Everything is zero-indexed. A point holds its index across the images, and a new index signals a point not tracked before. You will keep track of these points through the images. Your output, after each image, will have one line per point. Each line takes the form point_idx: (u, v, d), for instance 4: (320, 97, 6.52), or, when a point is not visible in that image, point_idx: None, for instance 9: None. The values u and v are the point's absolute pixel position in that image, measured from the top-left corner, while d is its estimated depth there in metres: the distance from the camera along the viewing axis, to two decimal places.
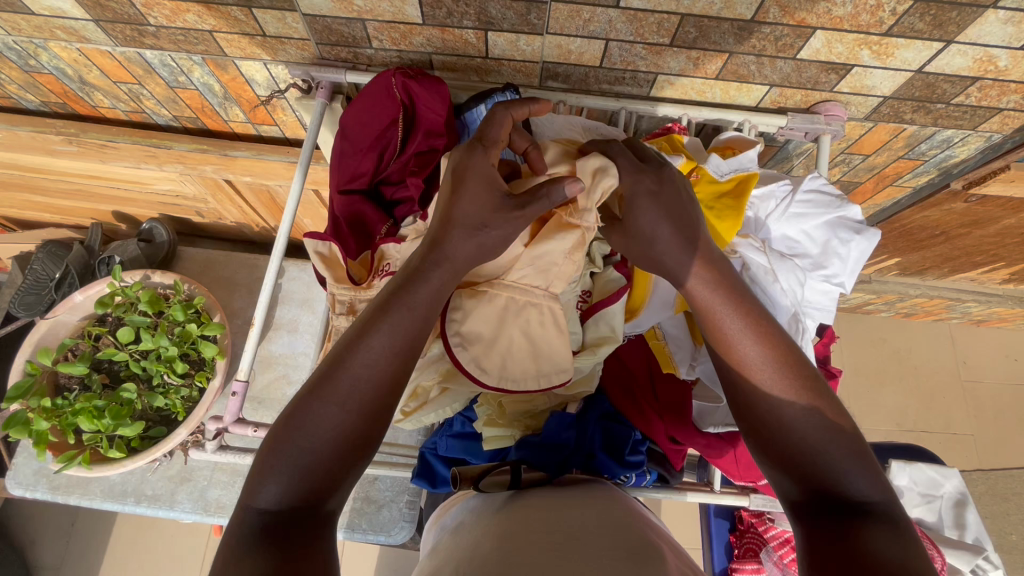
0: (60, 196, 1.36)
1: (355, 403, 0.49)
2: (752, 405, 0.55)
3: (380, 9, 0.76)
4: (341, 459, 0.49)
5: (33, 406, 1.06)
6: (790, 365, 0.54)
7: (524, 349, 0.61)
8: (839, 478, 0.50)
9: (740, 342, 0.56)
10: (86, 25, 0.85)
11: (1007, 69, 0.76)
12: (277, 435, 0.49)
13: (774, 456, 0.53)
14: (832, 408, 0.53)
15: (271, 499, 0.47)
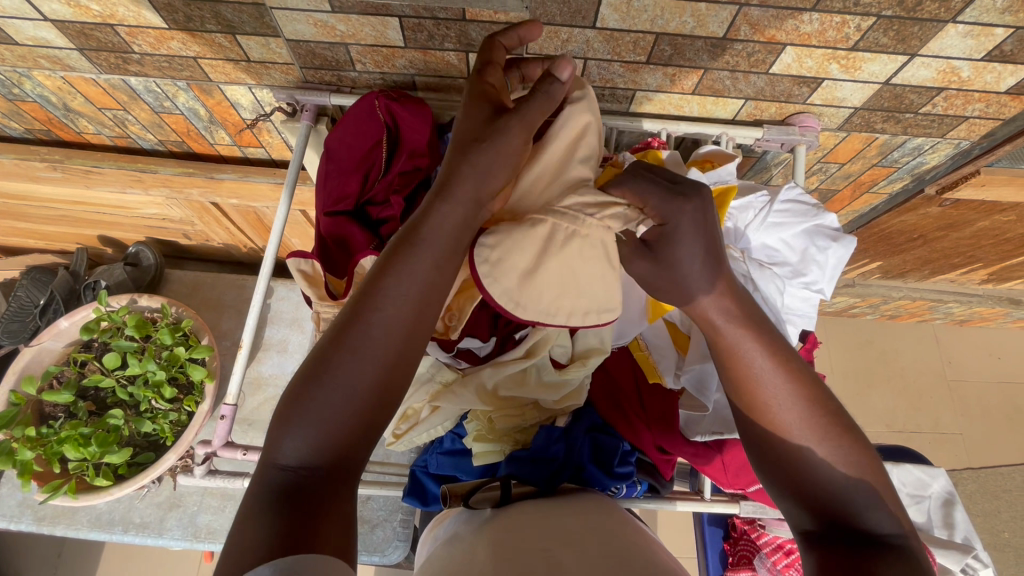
0: (45, 221, 1.35)
1: (375, 355, 0.49)
2: (774, 437, 0.55)
3: (363, 33, 0.77)
4: (359, 418, 0.49)
5: (18, 436, 1.05)
6: (814, 404, 0.54)
7: (566, 284, 0.58)
8: (857, 513, 0.51)
9: (769, 377, 0.56)
10: (70, 54, 0.85)
11: (970, 79, 0.79)
12: (301, 389, 0.48)
13: (790, 484, 0.54)
14: (858, 446, 0.53)
15: (291, 457, 0.47)
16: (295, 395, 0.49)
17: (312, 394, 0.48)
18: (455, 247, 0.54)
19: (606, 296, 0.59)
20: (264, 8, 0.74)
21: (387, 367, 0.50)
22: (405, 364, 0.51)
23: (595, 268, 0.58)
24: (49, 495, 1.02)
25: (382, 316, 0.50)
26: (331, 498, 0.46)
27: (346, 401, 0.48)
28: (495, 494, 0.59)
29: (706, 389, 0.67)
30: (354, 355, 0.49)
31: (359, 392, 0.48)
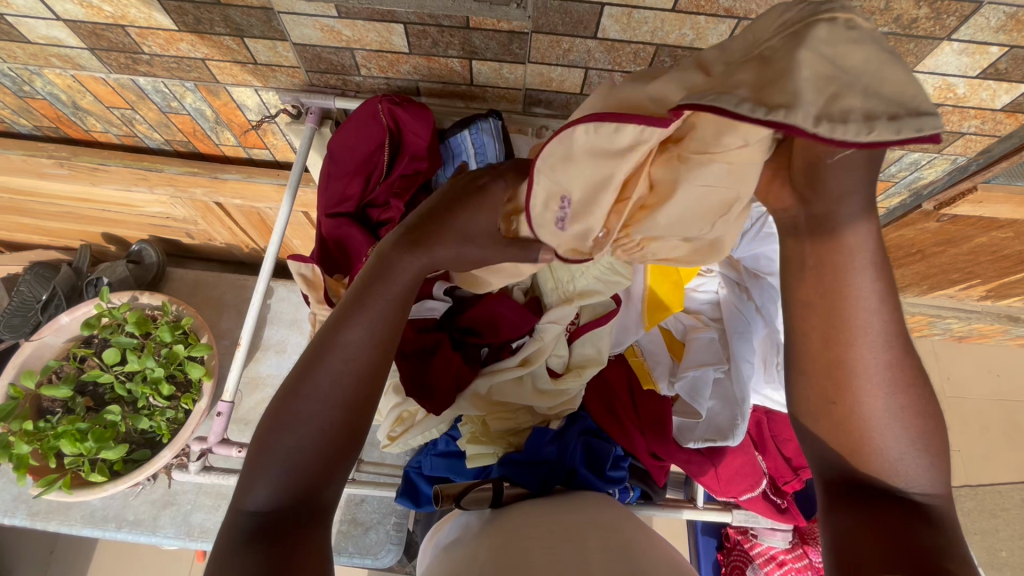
0: (50, 217, 1.37)
1: (337, 398, 0.50)
2: (845, 380, 0.48)
3: (368, 39, 0.78)
4: (332, 448, 0.50)
5: (15, 430, 1.05)
6: (901, 351, 0.48)
7: (833, 76, 0.37)
8: (901, 471, 0.48)
9: (868, 308, 0.47)
10: (81, 54, 0.87)
11: (965, 96, 0.80)
12: (262, 439, 0.49)
13: (841, 434, 0.49)
14: (926, 401, 0.48)
15: (260, 500, 0.47)
16: (259, 441, 0.50)
17: (269, 445, 0.49)
18: (404, 306, 0.55)
19: (908, 89, 0.37)
20: (272, 12, 0.75)
21: (345, 410, 0.51)
22: (369, 404, 0.53)
23: (870, 60, 0.37)
24: (44, 489, 1.02)
25: (341, 364, 0.51)
26: (304, 529, 0.47)
27: (307, 440, 0.49)
28: (487, 495, 0.60)
29: (699, 396, 0.70)
30: (320, 405, 0.50)
31: (324, 430, 0.50)
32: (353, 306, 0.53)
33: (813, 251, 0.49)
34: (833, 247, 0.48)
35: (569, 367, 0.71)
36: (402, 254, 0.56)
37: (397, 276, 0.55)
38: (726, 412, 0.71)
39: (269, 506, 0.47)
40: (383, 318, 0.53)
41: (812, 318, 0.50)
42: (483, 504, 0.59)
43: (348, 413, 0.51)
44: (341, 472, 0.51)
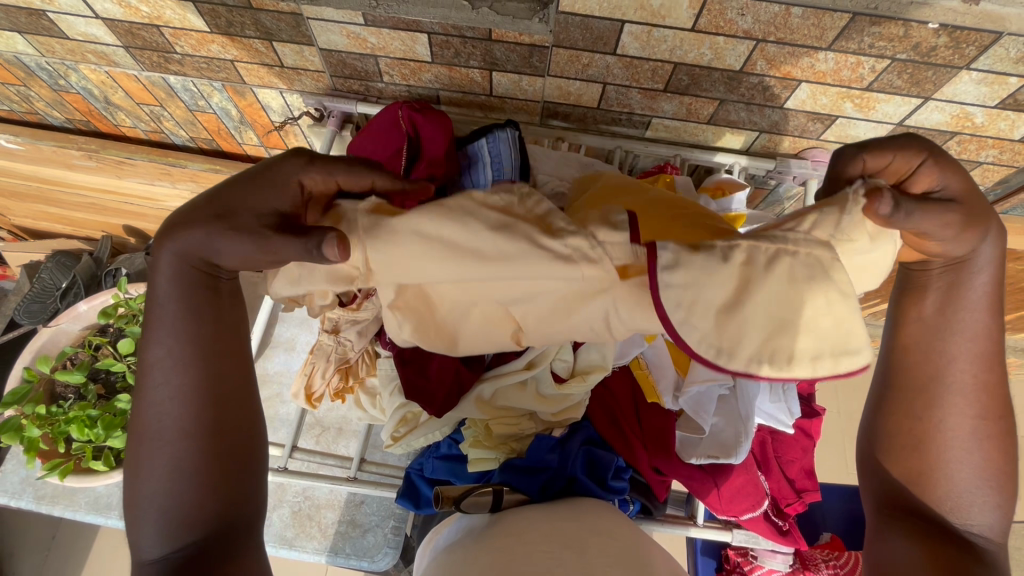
0: (75, 208, 1.41)
1: (174, 435, 0.48)
2: (937, 397, 0.52)
3: (392, 46, 0.80)
4: (199, 479, 0.48)
5: (27, 413, 1.07)
6: (991, 381, 0.52)
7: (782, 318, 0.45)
8: (960, 503, 0.52)
9: (967, 334, 0.51)
10: (117, 51, 0.90)
11: (983, 125, 0.80)
12: (131, 493, 0.49)
13: (919, 451, 0.53)
14: (1001, 438, 0.52)
15: (153, 550, 0.48)
16: (130, 496, 0.49)
17: (138, 497, 0.48)
18: (196, 310, 0.49)
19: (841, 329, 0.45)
20: (300, 18, 0.78)
21: (185, 443, 0.48)
22: (227, 422, 0.50)
23: (828, 296, 0.45)
24: (49, 474, 1.04)
25: (159, 401, 0.48)
26: (211, 564, 0.47)
27: (171, 481, 0.48)
28: (487, 500, 0.61)
29: (704, 413, 0.69)
30: (161, 447, 0.48)
31: (179, 465, 0.48)
32: (150, 333, 0.49)
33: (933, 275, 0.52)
34: (949, 278, 0.52)
35: (573, 372, 0.69)
36: (161, 259, 0.48)
37: (161, 276, 0.48)
38: (730, 428, 0.71)
39: (164, 552, 0.48)
40: (177, 335, 0.48)
41: (915, 344, 0.53)
42: (482, 508, 0.60)
43: (193, 446, 0.48)
44: (242, 489, 0.51)
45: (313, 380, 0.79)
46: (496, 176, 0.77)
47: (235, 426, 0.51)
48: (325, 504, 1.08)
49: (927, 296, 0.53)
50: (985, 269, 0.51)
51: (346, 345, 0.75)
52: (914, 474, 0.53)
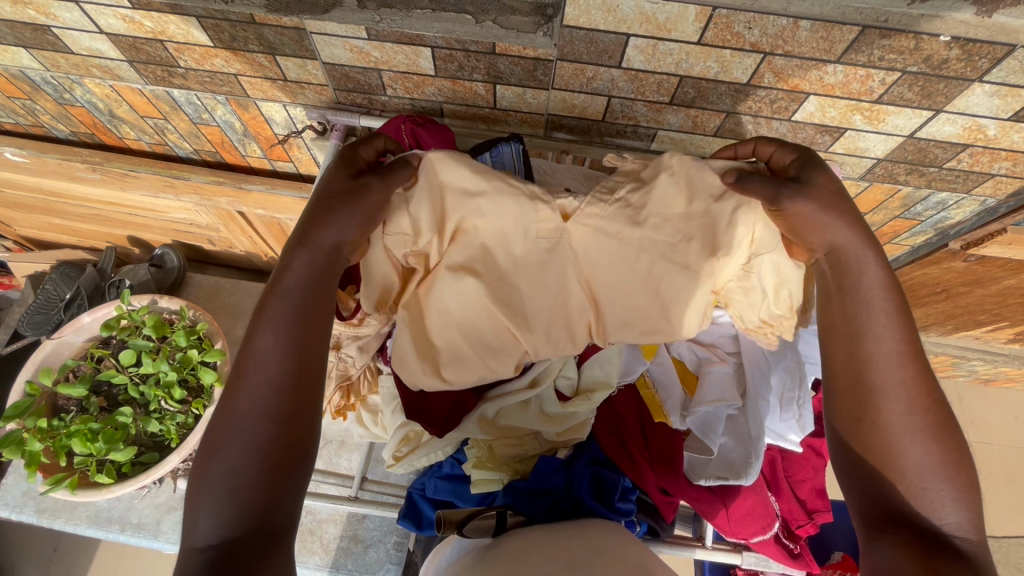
0: (80, 219, 1.41)
1: (264, 413, 0.48)
2: (866, 391, 0.52)
3: (396, 60, 0.80)
4: (272, 457, 0.47)
5: (29, 426, 1.06)
6: (919, 374, 0.52)
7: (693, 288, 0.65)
8: (925, 504, 0.48)
9: (881, 332, 0.53)
10: (121, 65, 0.90)
11: (996, 138, 0.79)
12: (197, 469, 0.47)
13: (867, 449, 0.51)
14: (947, 432, 0.50)
15: (206, 533, 0.44)
16: (195, 473, 0.47)
17: (205, 471, 0.46)
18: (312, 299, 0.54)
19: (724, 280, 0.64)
20: (303, 32, 0.77)
21: (268, 418, 0.48)
22: (310, 413, 0.51)
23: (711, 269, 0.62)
24: (51, 488, 1.03)
25: (257, 376, 0.50)
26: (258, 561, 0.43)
27: (247, 458, 0.46)
28: (489, 523, 0.59)
29: (712, 432, 0.68)
30: (248, 422, 0.48)
31: (257, 445, 0.47)
32: (262, 317, 0.52)
33: (831, 281, 0.57)
34: (849, 280, 0.56)
35: (577, 392, 0.69)
36: (296, 252, 0.55)
37: (292, 271, 0.54)
38: (740, 449, 0.69)
39: (219, 537, 0.44)
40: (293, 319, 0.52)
41: (836, 345, 0.55)
42: (484, 533, 0.58)
43: (279, 426, 0.48)
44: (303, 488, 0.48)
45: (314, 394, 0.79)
46: None
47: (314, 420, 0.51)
48: (326, 518, 1.07)
49: (834, 301, 0.57)
50: (870, 268, 0.56)
51: (348, 361, 0.75)
52: (871, 476, 0.50)
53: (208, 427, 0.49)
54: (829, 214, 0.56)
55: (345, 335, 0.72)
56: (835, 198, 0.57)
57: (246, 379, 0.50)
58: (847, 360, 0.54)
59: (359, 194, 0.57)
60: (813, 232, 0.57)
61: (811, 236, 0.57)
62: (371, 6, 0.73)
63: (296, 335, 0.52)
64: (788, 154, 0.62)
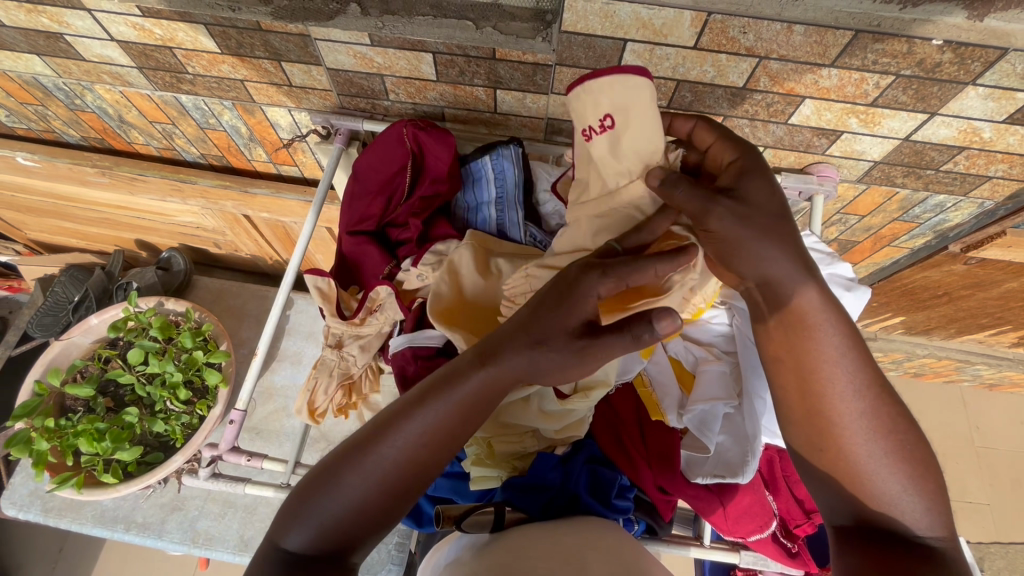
0: (89, 223, 1.44)
1: (382, 484, 0.52)
2: (829, 426, 0.54)
3: (398, 66, 0.82)
4: (374, 519, 0.53)
5: (37, 426, 1.08)
6: (874, 398, 0.53)
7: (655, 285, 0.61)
8: (899, 517, 0.52)
9: (834, 363, 0.54)
10: (130, 71, 0.92)
11: (992, 140, 0.79)
12: (312, 486, 0.53)
13: (837, 475, 0.54)
14: (911, 446, 0.52)
15: (295, 544, 0.51)
16: (309, 487, 0.53)
17: (316, 501, 0.52)
18: (469, 419, 0.54)
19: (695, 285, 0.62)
20: (308, 39, 0.79)
21: (384, 493, 0.52)
22: (417, 497, 0.55)
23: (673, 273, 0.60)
24: (57, 486, 1.05)
25: (391, 451, 0.52)
26: None
27: (352, 510, 0.52)
28: (487, 519, 0.59)
29: (708, 430, 0.68)
30: (367, 483, 0.52)
31: (361, 503, 0.52)
32: (428, 403, 0.52)
33: (770, 315, 0.56)
34: (795, 309, 0.55)
35: (576, 389, 0.67)
36: (479, 371, 0.52)
37: (476, 386, 0.52)
38: (737, 448, 0.69)
39: (304, 553, 0.51)
40: (450, 423, 0.53)
41: (787, 384, 0.56)
42: (482, 528, 0.58)
43: (389, 501, 0.53)
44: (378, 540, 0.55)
45: (317, 396, 0.80)
46: (498, 194, 0.78)
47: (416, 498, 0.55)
48: None
49: (780, 332, 0.56)
50: (810, 292, 0.54)
51: (350, 361, 0.78)
52: (847, 501, 0.54)
53: (336, 453, 0.54)
54: (764, 240, 0.53)
55: (348, 334, 0.77)
56: (772, 216, 0.54)
57: (383, 447, 0.52)
58: (805, 398, 0.55)
59: (580, 355, 0.51)
60: (747, 263, 0.54)
61: (745, 270, 0.55)
62: (375, 12, 0.75)
63: (436, 433, 0.53)
64: (730, 150, 0.58)
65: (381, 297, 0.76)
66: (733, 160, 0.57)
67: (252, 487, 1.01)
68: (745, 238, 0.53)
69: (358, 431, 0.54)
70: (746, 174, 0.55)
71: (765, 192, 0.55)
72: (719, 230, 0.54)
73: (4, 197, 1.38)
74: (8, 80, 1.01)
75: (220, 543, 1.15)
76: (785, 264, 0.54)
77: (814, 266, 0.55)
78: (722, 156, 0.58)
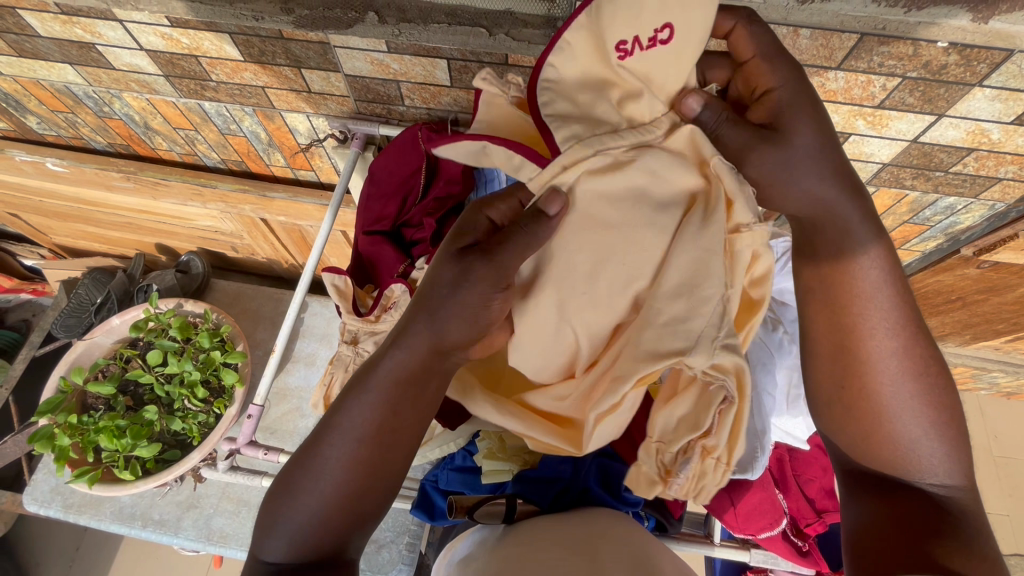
0: (112, 227, 1.48)
1: (335, 479, 0.53)
2: (856, 365, 0.53)
3: (414, 72, 0.85)
4: (340, 519, 0.53)
5: (59, 422, 1.12)
6: (909, 340, 0.53)
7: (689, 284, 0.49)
8: (915, 460, 0.53)
9: (870, 300, 0.53)
10: (157, 79, 0.96)
11: (1000, 142, 0.80)
12: (276, 496, 0.54)
13: (856, 413, 0.54)
14: (938, 390, 0.53)
15: (273, 556, 0.53)
16: (274, 500, 0.54)
17: (280, 512, 0.53)
18: (404, 394, 0.54)
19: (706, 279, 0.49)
20: (328, 46, 0.82)
21: (341, 493, 0.53)
22: (378, 486, 0.54)
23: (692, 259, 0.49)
24: (79, 482, 1.08)
25: (337, 444, 0.53)
26: None
27: (313, 511, 0.52)
28: (500, 510, 0.61)
29: None
30: (320, 480, 0.53)
31: (320, 503, 0.52)
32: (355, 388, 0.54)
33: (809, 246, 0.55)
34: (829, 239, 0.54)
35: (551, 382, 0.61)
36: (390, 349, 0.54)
37: (394, 360, 0.53)
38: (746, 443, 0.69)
39: (284, 564, 0.52)
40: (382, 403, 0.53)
41: (819, 318, 0.55)
42: (495, 518, 0.60)
43: (345, 496, 0.53)
44: (355, 540, 0.56)
45: (331, 391, 0.83)
46: None
47: (381, 488, 0.55)
48: None
49: (817, 265, 0.55)
50: (857, 227, 0.53)
51: (363, 357, 0.80)
52: (865, 443, 0.54)
53: (292, 461, 0.55)
54: (803, 174, 0.50)
55: (362, 332, 0.80)
56: (812, 156, 0.50)
57: (328, 444, 0.53)
58: (835, 332, 0.54)
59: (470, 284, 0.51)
60: (783, 199, 0.52)
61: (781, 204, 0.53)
62: (391, 21, 0.77)
63: (374, 423, 0.53)
64: (776, 77, 0.50)
65: (396, 294, 0.78)
66: (768, 91, 0.50)
67: (267, 481, 1.03)
68: (783, 176, 0.50)
69: (308, 437, 0.56)
70: (783, 97, 0.50)
71: (810, 129, 0.50)
72: (757, 174, 0.50)
73: (32, 203, 1.43)
74: (40, 89, 1.05)
75: (234, 541, 1.17)
76: (834, 199, 0.52)
77: (886, 232, 0.54)
78: (756, 75, 0.51)
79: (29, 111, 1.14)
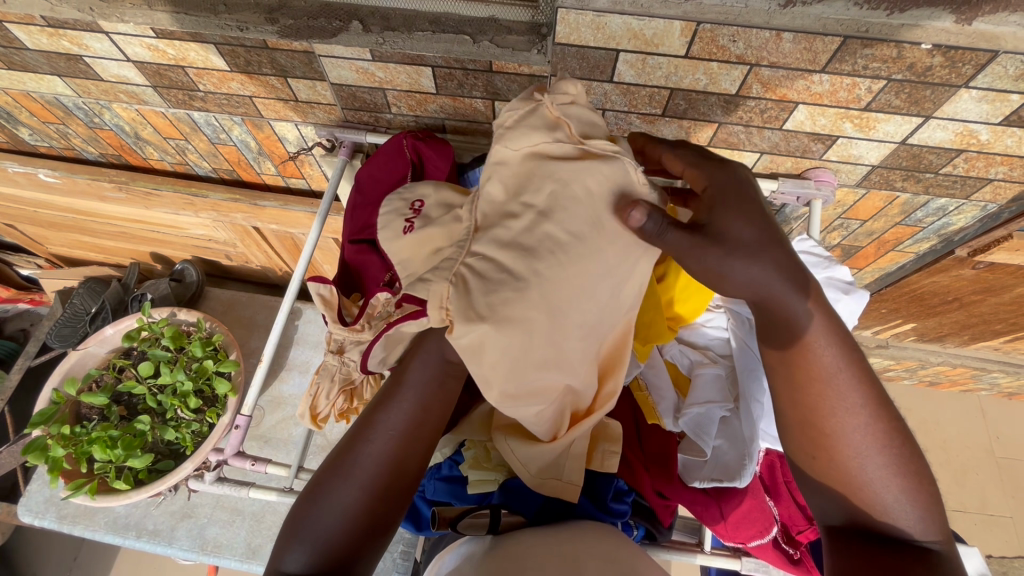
0: (107, 237, 1.49)
1: (367, 483, 0.55)
2: (822, 438, 0.54)
3: (399, 80, 0.85)
4: (367, 526, 0.55)
5: (52, 433, 1.12)
6: (872, 410, 0.53)
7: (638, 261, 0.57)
8: (891, 522, 0.52)
9: (831, 378, 0.53)
10: (145, 90, 0.96)
11: (989, 143, 0.79)
12: (302, 509, 0.55)
13: (830, 483, 0.55)
14: (907, 457, 0.53)
15: (294, 565, 0.52)
16: (299, 513, 0.55)
17: (307, 519, 0.54)
18: (420, 417, 0.58)
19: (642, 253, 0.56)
20: (313, 55, 0.82)
21: (372, 494, 0.55)
22: (402, 492, 0.58)
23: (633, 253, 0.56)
24: (73, 493, 1.08)
25: (367, 447, 0.56)
26: None
27: (344, 516, 0.54)
28: (483, 521, 0.60)
29: (705, 434, 0.68)
30: (353, 488, 0.55)
31: (348, 512, 0.54)
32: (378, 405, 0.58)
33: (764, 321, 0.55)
34: (788, 325, 0.54)
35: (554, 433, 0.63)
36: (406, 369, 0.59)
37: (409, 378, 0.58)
38: (734, 450, 0.69)
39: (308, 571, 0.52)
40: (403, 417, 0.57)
41: (785, 393, 0.56)
42: (478, 529, 0.59)
43: (377, 499, 0.55)
44: (377, 548, 0.57)
45: (318, 401, 0.84)
46: None
47: (401, 492, 0.58)
48: None
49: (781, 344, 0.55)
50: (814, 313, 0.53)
51: (349, 366, 0.81)
52: (840, 506, 0.54)
53: (323, 468, 0.58)
54: (740, 264, 0.51)
55: (348, 342, 0.79)
56: (760, 236, 0.52)
57: (361, 449, 0.56)
58: (802, 409, 0.55)
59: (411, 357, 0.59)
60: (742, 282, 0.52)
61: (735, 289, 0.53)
62: (375, 29, 0.78)
63: (403, 430, 0.57)
64: (705, 176, 0.55)
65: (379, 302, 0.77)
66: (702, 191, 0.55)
67: (258, 491, 1.03)
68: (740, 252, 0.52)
69: (334, 450, 0.58)
70: (720, 193, 0.54)
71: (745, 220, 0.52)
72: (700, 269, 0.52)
73: (27, 213, 1.43)
74: (31, 101, 1.06)
75: (228, 550, 1.17)
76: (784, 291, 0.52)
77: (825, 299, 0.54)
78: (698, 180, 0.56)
79: (21, 123, 1.14)
